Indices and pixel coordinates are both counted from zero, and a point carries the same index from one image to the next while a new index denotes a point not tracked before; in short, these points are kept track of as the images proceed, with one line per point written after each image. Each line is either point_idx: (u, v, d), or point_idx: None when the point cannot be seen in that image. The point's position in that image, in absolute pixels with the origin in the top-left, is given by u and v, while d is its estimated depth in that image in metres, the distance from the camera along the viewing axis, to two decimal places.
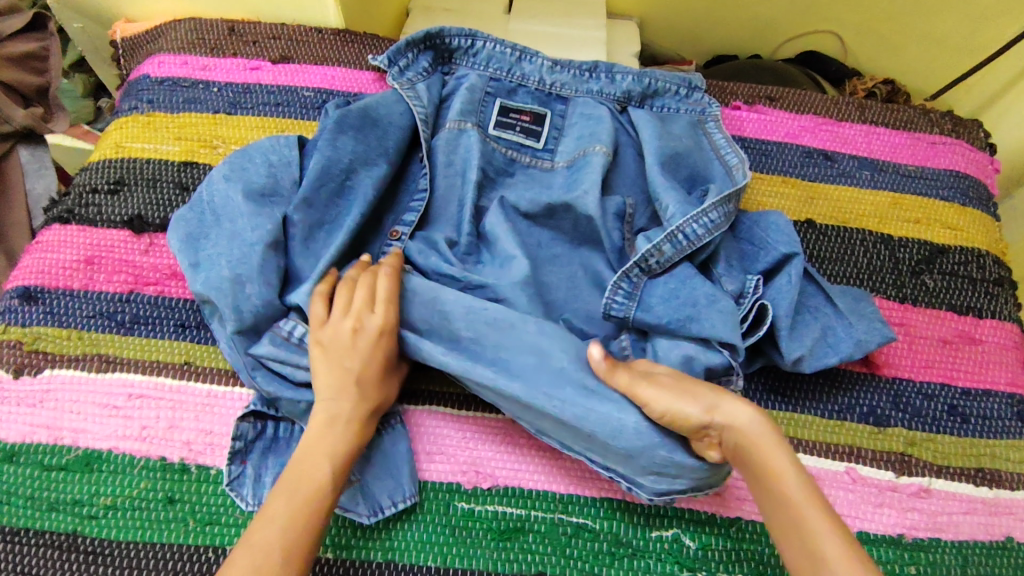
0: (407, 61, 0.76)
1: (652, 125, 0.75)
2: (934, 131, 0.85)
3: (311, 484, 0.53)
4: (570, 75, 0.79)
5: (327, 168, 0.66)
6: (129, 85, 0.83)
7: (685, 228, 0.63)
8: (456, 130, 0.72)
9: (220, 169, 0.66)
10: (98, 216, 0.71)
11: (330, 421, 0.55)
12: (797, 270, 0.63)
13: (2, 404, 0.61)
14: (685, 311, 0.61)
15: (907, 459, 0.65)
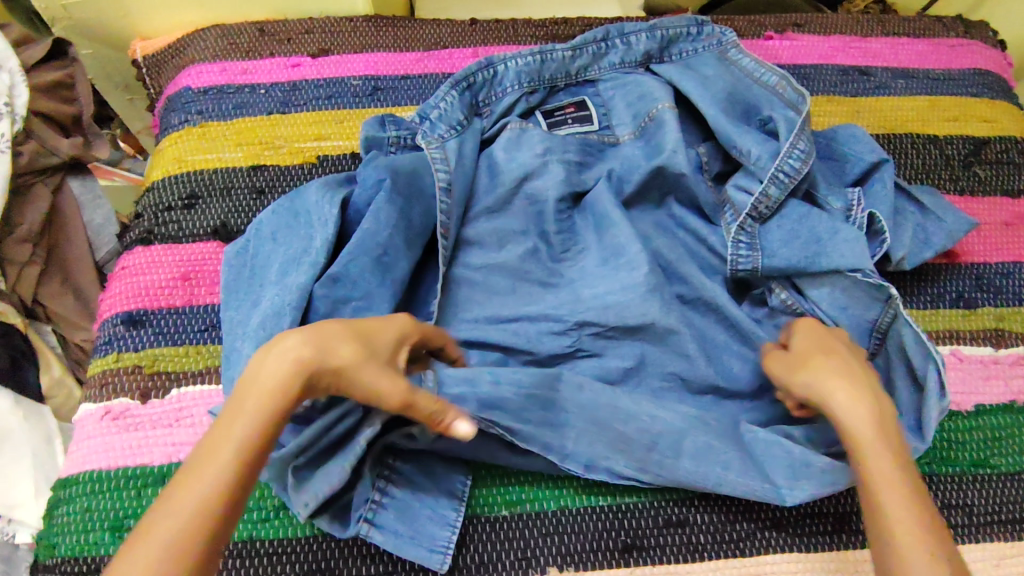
0: (440, 110, 0.73)
1: (696, 79, 0.77)
2: (950, 35, 0.90)
3: (219, 458, 0.44)
4: (589, 55, 0.80)
5: (366, 228, 0.62)
6: (169, 100, 0.81)
7: (783, 166, 0.68)
8: (518, 130, 0.74)
9: (267, 220, 0.65)
10: (180, 232, 0.70)
11: (264, 390, 0.46)
12: (890, 179, 0.70)
13: (137, 430, 0.60)
14: (812, 247, 0.65)
15: (1000, 333, 0.69)
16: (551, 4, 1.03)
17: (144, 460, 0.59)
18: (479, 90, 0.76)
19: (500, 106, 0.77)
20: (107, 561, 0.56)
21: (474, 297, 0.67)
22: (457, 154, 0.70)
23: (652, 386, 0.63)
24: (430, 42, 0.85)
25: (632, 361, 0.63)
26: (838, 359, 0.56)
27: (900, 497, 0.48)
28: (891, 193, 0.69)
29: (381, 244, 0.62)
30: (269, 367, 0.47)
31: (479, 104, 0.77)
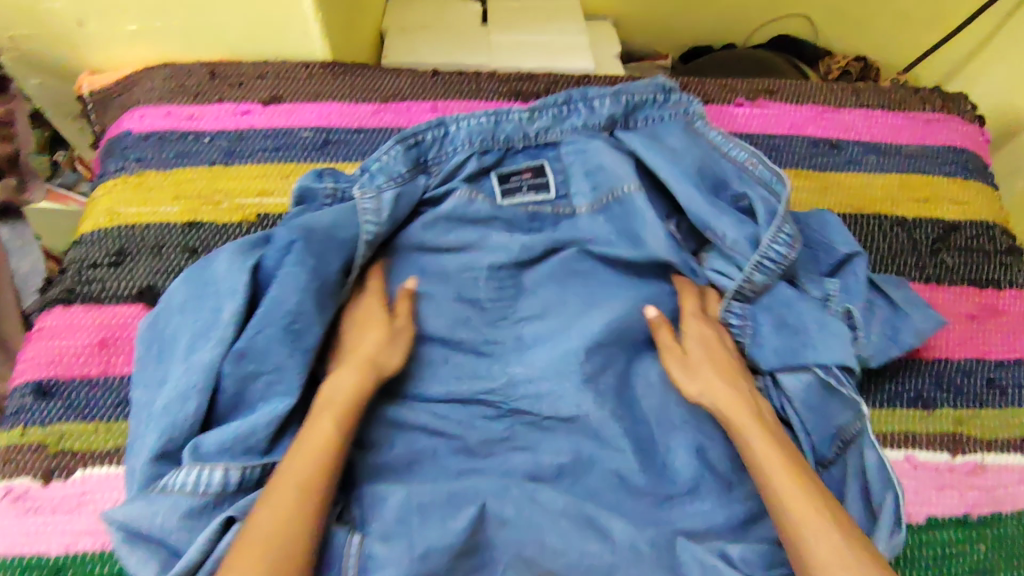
0: (381, 163, 0.70)
1: (666, 151, 0.73)
2: (927, 108, 0.87)
3: (320, 438, 0.53)
4: (550, 117, 0.76)
5: (282, 303, 0.60)
6: (109, 143, 0.77)
7: (767, 253, 0.66)
8: (466, 199, 0.71)
9: (178, 293, 0.62)
10: (103, 293, 0.66)
11: (348, 387, 0.57)
12: (862, 271, 0.69)
13: (35, 515, 0.56)
14: (796, 338, 0.64)
15: (958, 438, 0.66)
16: (522, 52, 1.01)
17: (40, 549, 0.55)
18: (427, 147, 0.73)
19: (447, 167, 0.73)
20: None
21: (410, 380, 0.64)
22: (394, 217, 0.68)
23: (588, 485, 0.60)
24: (388, 93, 0.82)
25: (570, 459, 0.61)
26: (708, 362, 0.62)
27: (785, 477, 0.52)
28: (864, 287, 0.68)
29: (291, 311, 0.60)
30: (343, 375, 0.58)
31: (426, 159, 0.73)
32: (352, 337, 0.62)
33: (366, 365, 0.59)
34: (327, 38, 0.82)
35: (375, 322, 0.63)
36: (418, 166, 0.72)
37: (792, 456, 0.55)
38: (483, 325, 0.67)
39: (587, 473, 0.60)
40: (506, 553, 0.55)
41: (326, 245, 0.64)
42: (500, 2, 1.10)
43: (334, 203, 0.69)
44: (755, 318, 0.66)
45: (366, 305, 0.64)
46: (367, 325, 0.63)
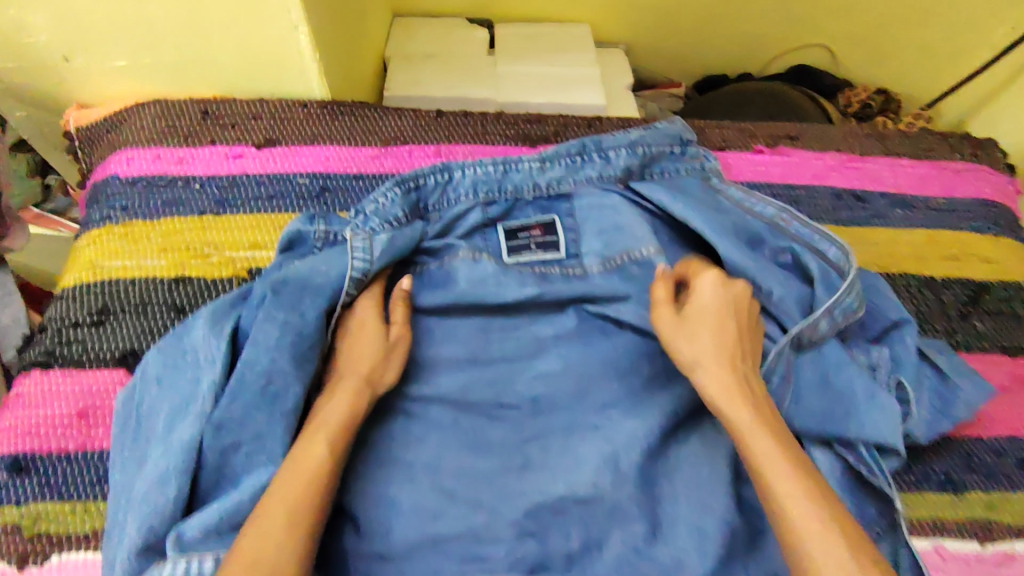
0: (377, 205, 0.68)
1: (681, 202, 0.71)
2: (956, 158, 0.83)
3: (310, 462, 0.50)
4: (563, 167, 0.75)
5: (258, 368, 0.57)
6: (94, 188, 0.73)
7: (831, 302, 0.63)
8: (470, 259, 0.68)
9: (152, 365, 0.60)
10: (85, 357, 0.63)
11: (341, 411, 0.54)
12: (913, 340, 0.65)
13: None
14: (844, 407, 0.60)
15: (990, 525, 0.62)
16: (531, 85, 0.97)
17: None
18: (428, 193, 0.71)
19: (450, 216, 0.71)
20: None
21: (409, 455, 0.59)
22: (388, 252, 0.65)
23: None
24: (389, 136, 0.78)
25: (578, 549, 0.57)
26: (714, 334, 0.56)
27: (791, 477, 0.47)
28: (914, 357, 0.64)
29: (263, 373, 0.57)
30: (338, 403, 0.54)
31: (425, 206, 0.72)
32: (351, 351, 0.59)
33: (360, 389, 0.56)
34: (326, 78, 0.78)
35: (368, 335, 0.60)
36: (416, 211, 0.71)
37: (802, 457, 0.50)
38: (486, 395, 0.63)
39: (596, 564, 0.57)
40: None
41: (312, 299, 0.60)
42: (508, 30, 1.06)
43: (327, 247, 0.66)
44: (805, 375, 0.61)
45: (363, 318, 0.61)
46: (364, 341, 0.59)
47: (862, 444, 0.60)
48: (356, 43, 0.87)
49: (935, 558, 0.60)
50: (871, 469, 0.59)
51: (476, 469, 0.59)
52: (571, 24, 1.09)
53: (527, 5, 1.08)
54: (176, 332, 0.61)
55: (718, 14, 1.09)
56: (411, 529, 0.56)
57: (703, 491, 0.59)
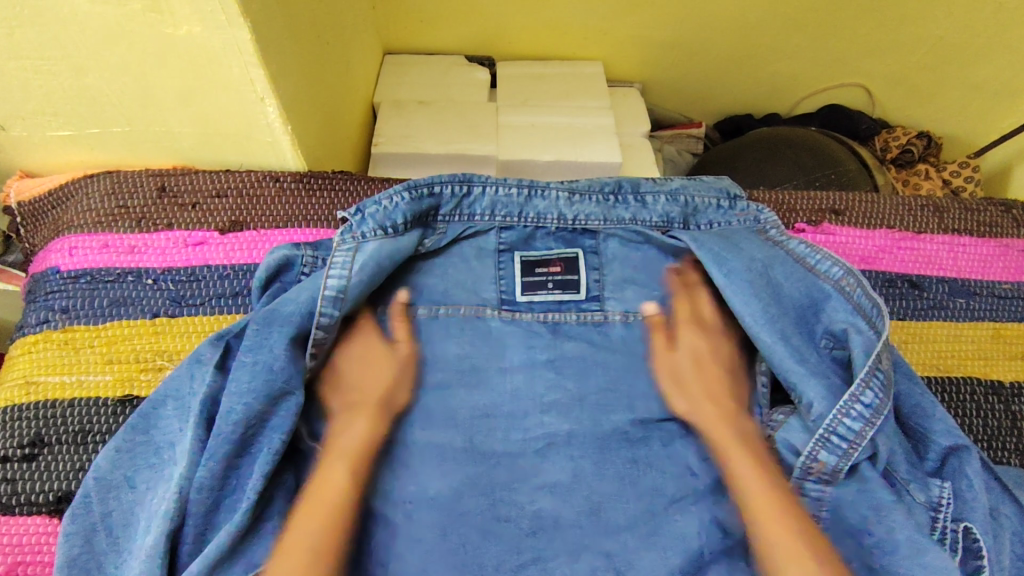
0: (380, 207, 0.61)
1: (724, 260, 0.62)
2: (1019, 233, 0.73)
3: (331, 490, 0.50)
4: (595, 204, 0.69)
5: (230, 417, 0.51)
6: (34, 282, 0.63)
7: (836, 427, 0.53)
8: (472, 316, 0.64)
9: (108, 471, 0.52)
10: (13, 501, 0.53)
11: (356, 435, 0.54)
12: (977, 471, 0.53)
13: None
14: (877, 558, 0.50)
15: None
16: (536, 138, 0.86)
17: None
18: (441, 202, 0.66)
19: (453, 229, 0.67)
20: None
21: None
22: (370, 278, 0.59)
23: None
24: None
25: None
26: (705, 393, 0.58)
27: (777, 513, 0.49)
28: (983, 494, 0.52)
29: (239, 422, 0.51)
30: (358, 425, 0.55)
31: (434, 215, 0.66)
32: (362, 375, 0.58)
33: (382, 415, 0.56)
34: (302, 150, 0.68)
35: (372, 348, 0.60)
36: (421, 219, 0.65)
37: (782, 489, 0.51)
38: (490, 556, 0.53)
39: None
40: None
41: (280, 332, 0.55)
42: (511, 70, 0.95)
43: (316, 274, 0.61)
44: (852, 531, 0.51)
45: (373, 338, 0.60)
46: (366, 356, 0.59)
47: None
48: (338, 100, 0.77)
49: None
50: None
51: None
52: (581, 62, 0.98)
53: (532, 43, 0.97)
54: (135, 426, 0.54)
55: (743, 50, 0.98)
56: None
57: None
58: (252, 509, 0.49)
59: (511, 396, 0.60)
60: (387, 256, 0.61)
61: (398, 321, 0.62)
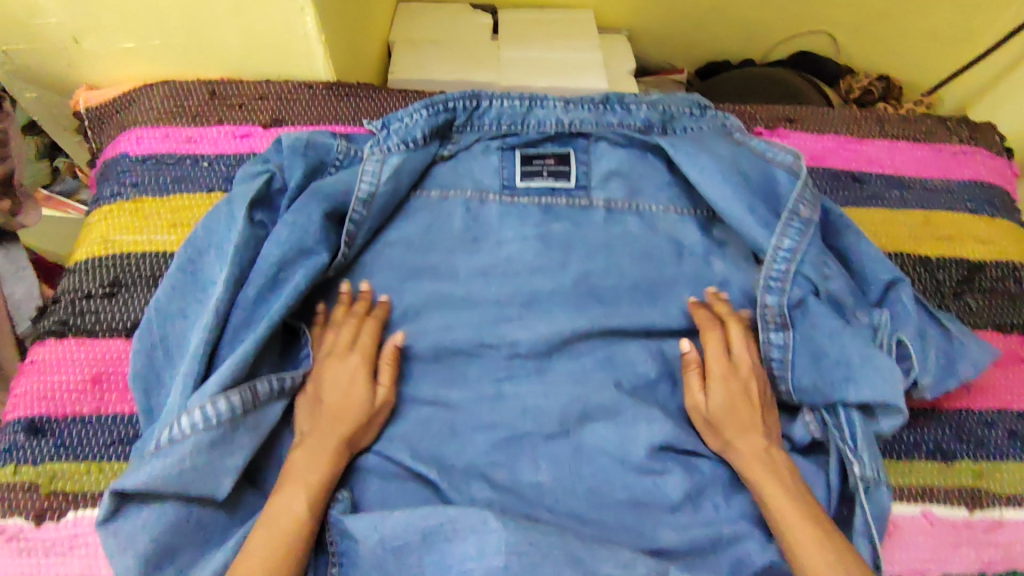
0: (404, 123, 0.73)
1: (697, 160, 0.73)
2: (952, 140, 0.84)
3: (290, 519, 0.55)
4: (587, 110, 0.79)
5: (272, 258, 0.65)
6: (105, 165, 0.75)
7: (769, 274, 0.68)
8: (476, 201, 0.75)
9: (166, 302, 0.64)
10: (97, 326, 0.65)
11: (320, 470, 0.58)
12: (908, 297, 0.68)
13: (28, 556, 0.57)
14: (839, 372, 0.65)
15: (977, 492, 0.65)
16: (532, 70, 0.98)
17: None
18: (457, 115, 0.77)
19: (467, 138, 0.78)
20: None
21: (432, 434, 0.64)
22: (395, 184, 0.71)
23: (585, 529, 0.61)
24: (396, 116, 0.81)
25: (590, 521, 0.62)
26: (729, 399, 0.64)
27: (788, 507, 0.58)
28: (915, 314, 0.68)
29: (274, 262, 0.65)
30: (301, 459, 0.59)
31: (454, 126, 0.78)
32: (330, 405, 0.61)
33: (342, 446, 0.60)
34: (332, 61, 0.80)
35: (344, 387, 0.62)
36: (441, 131, 0.77)
37: (805, 504, 0.59)
38: (487, 384, 0.67)
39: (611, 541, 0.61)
40: None
41: (240, 198, 0.67)
42: (511, 15, 1.07)
43: (344, 164, 0.72)
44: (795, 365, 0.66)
45: (331, 366, 0.63)
46: (341, 385, 0.62)
47: (841, 409, 0.65)
48: (362, 28, 0.89)
49: (910, 521, 0.64)
50: (843, 437, 0.64)
51: (474, 436, 0.64)
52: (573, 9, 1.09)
53: None
54: (182, 265, 0.65)
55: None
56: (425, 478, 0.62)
57: (698, 475, 0.65)
58: (268, 330, 0.62)
59: (508, 264, 0.72)
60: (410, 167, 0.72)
61: (385, 363, 0.64)
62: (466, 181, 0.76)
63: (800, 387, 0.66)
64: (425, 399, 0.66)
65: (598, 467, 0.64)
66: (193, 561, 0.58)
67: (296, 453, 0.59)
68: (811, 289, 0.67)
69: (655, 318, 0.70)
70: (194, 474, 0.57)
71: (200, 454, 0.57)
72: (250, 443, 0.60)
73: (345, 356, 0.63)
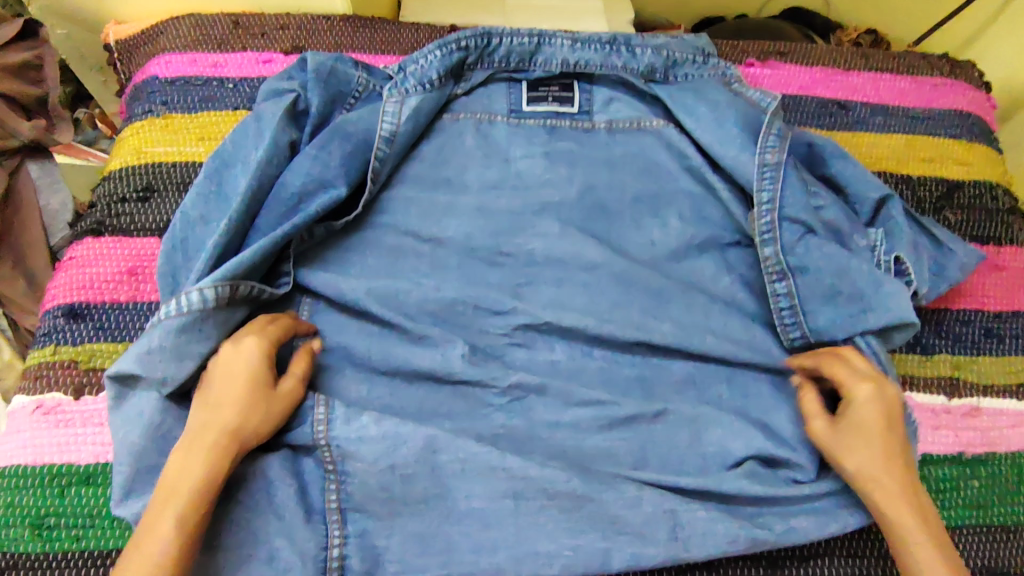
0: (419, 65, 0.73)
1: (694, 110, 0.74)
2: (934, 74, 0.89)
3: (157, 544, 0.51)
4: (595, 52, 0.77)
5: (291, 170, 0.67)
6: (136, 87, 0.79)
7: (761, 228, 0.69)
8: (486, 122, 0.76)
9: (190, 208, 0.66)
10: (132, 226, 0.69)
11: (193, 479, 0.53)
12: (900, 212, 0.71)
13: (67, 427, 0.61)
14: (853, 306, 0.67)
15: (955, 382, 0.70)
16: (537, 15, 1.03)
17: (72, 458, 0.61)
18: (469, 54, 0.75)
19: (478, 78, 0.77)
20: (24, 558, 0.57)
21: (455, 318, 0.68)
22: (415, 123, 0.72)
23: (589, 419, 0.65)
24: (409, 48, 0.86)
25: (601, 401, 0.66)
26: (864, 419, 0.60)
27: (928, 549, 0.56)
28: (907, 227, 0.70)
29: (291, 173, 0.67)
30: (182, 464, 0.54)
31: (466, 65, 0.76)
32: (219, 399, 0.57)
33: (227, 448, 0.55)
34: None
35: (234, 393, 0.57)
36: (455, 71, 0.76)
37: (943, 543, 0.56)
38: (501, 286, 0.70)
39: (620, 418, 0.65)
40: (527, 478, 0.61)
41: (257, 120, 0.69)
42: None
43: (363, 96, 0.73)
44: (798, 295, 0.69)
45: (227, 355, 0.59)
46: (233, 380, 0.57)
47: (857, 337, 0.67)
48: None
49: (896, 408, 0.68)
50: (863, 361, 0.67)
51: (481, 332, 0.68)
52: None
53: None
54: (208, 175, 0.67)
55: None
56: (436, 366, 0.65)
57: (701, 366, 0.69)
58: (272, 245, 0.63)
59: (518, 177, 0.74)
60: (426, 107, 0.73)
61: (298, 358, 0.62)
62: (468, 106, 0.77)
63: (797, 291, 0.69)
64: (440, 300, 0.68)
65: (604, 359, 0.69)
66: (152, 468, 0.57)
67: (172, 461, 0.54)
68: (809, 229, 0.69)
69: (655, 231, 0.73)
70: (160, 356, 0.58)
71: (169, 337, 0.58)
72: (219, 334, 0.60)
73: (236, 348, 0.59)
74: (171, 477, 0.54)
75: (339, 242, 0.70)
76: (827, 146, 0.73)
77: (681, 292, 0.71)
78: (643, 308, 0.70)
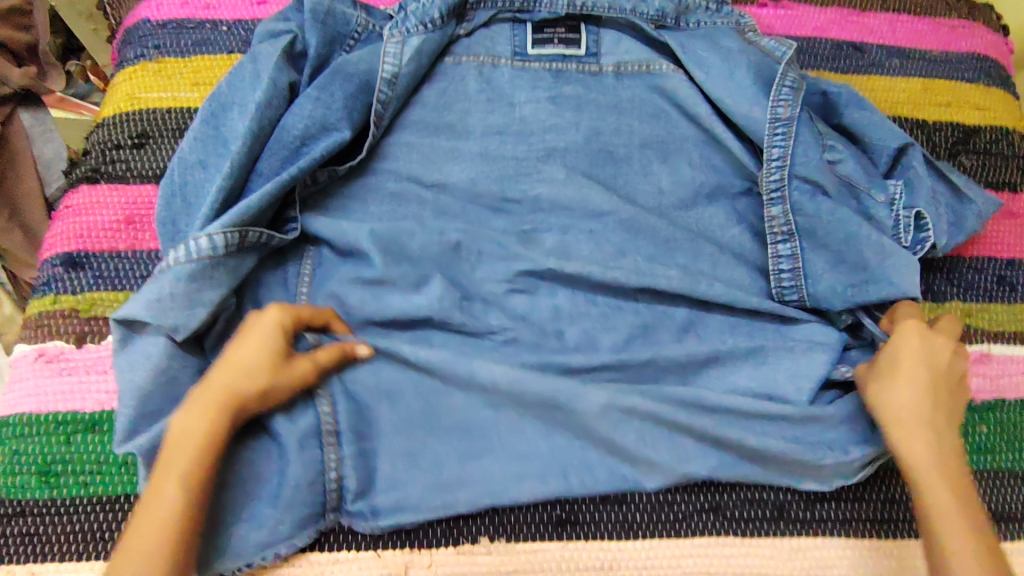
0: (420, 4, 0.70)
1: (705, 54, 0.72)
2: (952, 15, 0.86)
3: (165, 498, 0.51)
4: None
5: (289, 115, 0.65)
6: (127, 31, 0.76)
7: (770, 171, 0.68)
8: (489, 66, 0.74)
9: (188, 153, 0.64)
10: (129, 174, 0.68)
11: (196, 437, 0.53)
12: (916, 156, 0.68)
13: (70, 375, 0.61)
14: (859, 275, 0.66)
15: (965, 329, 0.70)
16: None
17: (76, 406, 0.60)
18: None
19: (481, 19, 0.74)
20: (33, 503, 0.57)
21: (459, 265, 0.67)
22: (417, 66, 0.70)
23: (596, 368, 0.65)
24: None
25: (607, 350, 0.66)
26: (911, 384, 0.58)
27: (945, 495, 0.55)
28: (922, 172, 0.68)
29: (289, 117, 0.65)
30: (189, 422, 0.53)
31: (469, 4, 0.73)
32: (232, 361, 0.56)
33: (230, 408, 0.54)
34: None
35: (248, 362, 0.55)
36: (456, 11, 0.73)
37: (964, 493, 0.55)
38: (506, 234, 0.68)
39: (629, 367, 0.65)
40: None
41: (256, 62, 0.66)
42: None
43: (363, 39, 0.71)
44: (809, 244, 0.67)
45: (252, 323, 0.57)
46: (248, 344, 0.56)
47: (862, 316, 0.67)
48: None
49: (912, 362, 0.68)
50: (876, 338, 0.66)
51: (486, 280, 0.67)
52: None
53: None
54: (205, 119, 0.64)
55: None
56: (441, 313, 0.65)
57: (709, 315, 0.68)
58: (279, 189, 0.62)
59: (523, 123, 0.72)
60: (428, 50, 0.70)
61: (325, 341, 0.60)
62: (471, 48, 0.74)
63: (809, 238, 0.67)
64: (445, 250, 0.67)
65: (611, 307, 0.68)
66: (158, 411, 0.57)
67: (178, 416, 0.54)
68: (821, 174, 0.67)
69: (663, 178, 0.72)
70: (170, 304, 0.57)
71: (179, 284, 0.57)
72: (229, 281, 0.60)
73: (258, 316, 0.58)
74: (178, 435, 0.53)
75: (341, 189, 0.69)
76: (841, 93, 0.71)
77: (689, 239, 0.70)
78: (650, 256, 0.69)
